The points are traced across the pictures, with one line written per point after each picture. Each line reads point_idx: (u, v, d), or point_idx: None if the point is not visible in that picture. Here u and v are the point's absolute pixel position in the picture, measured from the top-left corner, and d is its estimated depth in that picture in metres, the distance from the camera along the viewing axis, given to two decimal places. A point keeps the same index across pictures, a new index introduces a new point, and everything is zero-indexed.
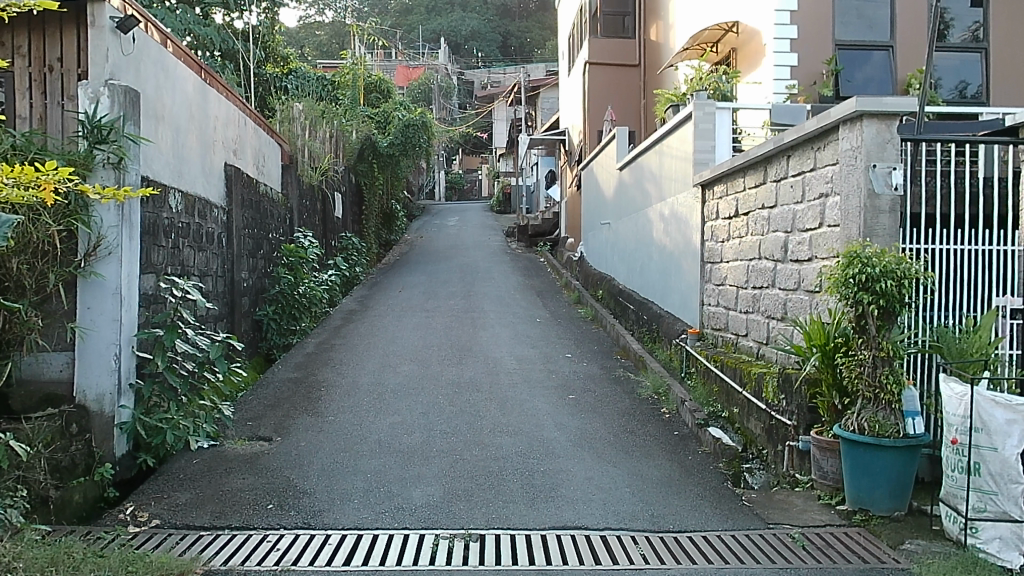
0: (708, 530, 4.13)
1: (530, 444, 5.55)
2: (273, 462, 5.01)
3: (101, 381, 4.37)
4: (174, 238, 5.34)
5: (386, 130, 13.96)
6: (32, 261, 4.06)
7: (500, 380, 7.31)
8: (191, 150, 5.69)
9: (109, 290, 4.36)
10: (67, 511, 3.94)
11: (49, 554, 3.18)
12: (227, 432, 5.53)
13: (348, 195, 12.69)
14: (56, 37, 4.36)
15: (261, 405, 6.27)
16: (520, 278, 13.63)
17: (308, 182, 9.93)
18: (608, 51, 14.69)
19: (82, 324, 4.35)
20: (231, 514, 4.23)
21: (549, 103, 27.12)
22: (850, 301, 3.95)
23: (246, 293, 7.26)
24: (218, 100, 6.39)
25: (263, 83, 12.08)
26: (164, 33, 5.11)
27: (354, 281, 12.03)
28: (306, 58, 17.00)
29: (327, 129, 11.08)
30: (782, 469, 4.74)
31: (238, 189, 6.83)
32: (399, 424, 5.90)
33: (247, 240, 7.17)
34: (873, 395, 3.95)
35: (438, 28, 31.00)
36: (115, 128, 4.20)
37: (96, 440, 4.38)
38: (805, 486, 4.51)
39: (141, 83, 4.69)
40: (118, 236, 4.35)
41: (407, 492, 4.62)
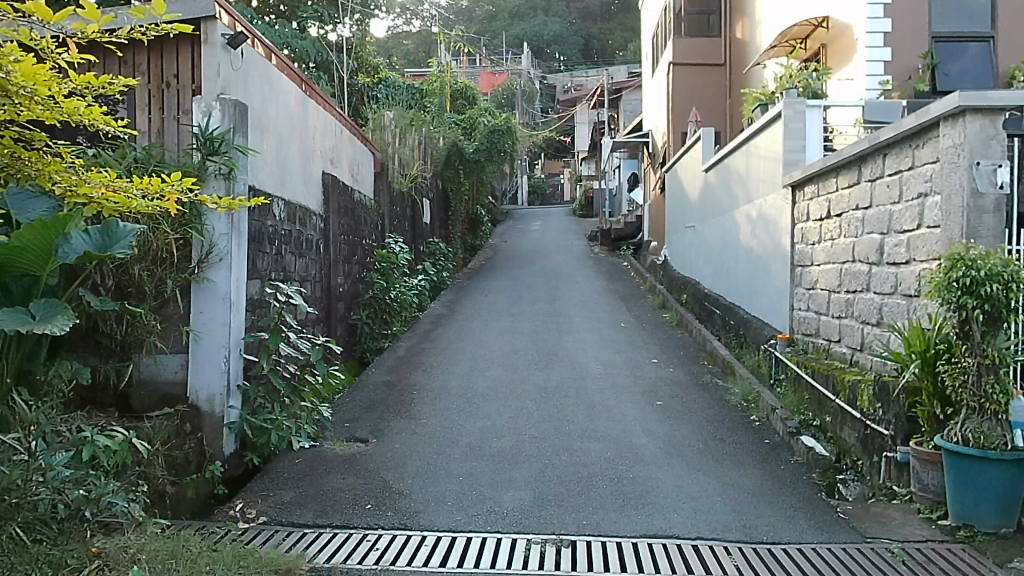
0: (804, 543, 3.98)
1: (619, 450, 5.50)
2: (370, 462, 5.13)
3: (211, 382, 4.54)
4: (277, 245, 5.54)
5: (472, 137, 14.02)
6: (151, 268, 4.26)
7: (587, 385, 7.27)
8: (293, 160, 5.90)
9: (219, 295, 4.54)
10: (181, 506, 4.12)
11: (170, 547, 3.32)
12: (326, 432, 5.68)
13: (436, 202, 12.89)
14: (173, 55, 4.59)
15: (356, 407, 6.42)
16: (604, 283, 13.54)
17: (399, 188, 10.15)
18: (693, 50, 14.43)
19: (195, 327, 4.54)
20: (332, 513, 4.34)
21: (632, 104, 26.89)
22: (952, 306, 3.76)
23: (342, 298, 7.47)
24: (317, 110, 6.61)
25: (356, 93, 12.42)
26: (269, 47, 5.30)
27: (442, 286, 12.19)
28: (394, 67, 17.37)
29: (417, 136, 11.29)
30: (879, 481, 4.55)
31: (335, 197, 7.04)
32: (488, 428, 5.95)
33: (342, 246, 7.37)
34: (977, 405, 3.75)
35: (522, 34, 31.16)
36: (226, 140, 4.40)
37: (207, 438, 4.57)
38: (902, 499, 4.31)
39: (247, 96, 4.89)
40: (228, 243, 4.54)
41: (498, 496, 4.65)
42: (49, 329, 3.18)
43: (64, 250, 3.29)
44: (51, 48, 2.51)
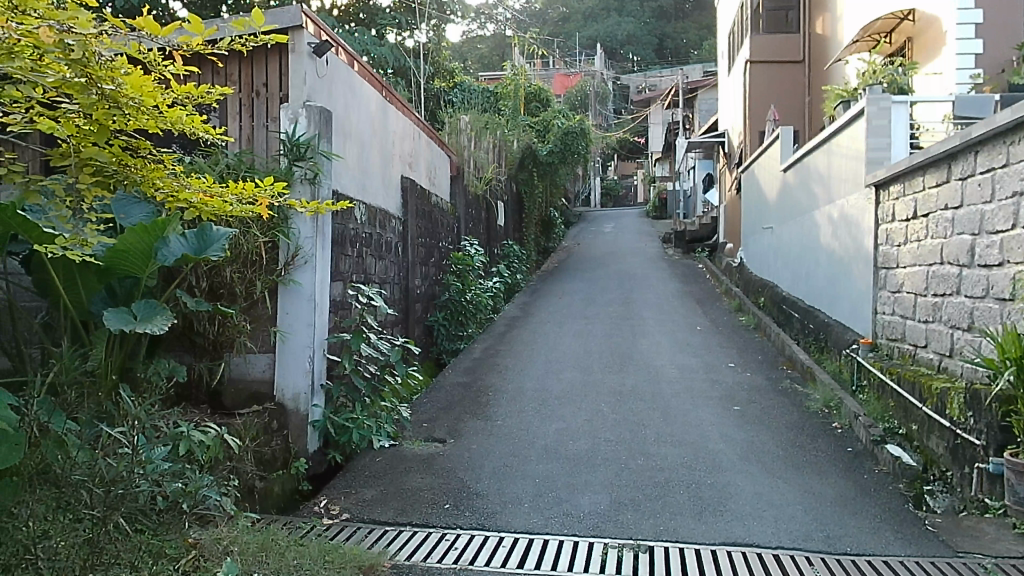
0: (890, 555, 3.84)
1: (696, 455, 5.41)
2: (448, 462, 5.18)
3: (296, 381, 4.66)
4: (358, 248, 5.66)
5: (546, 139, 14.04)
6: (242, 270, 4.44)
7: (663, 389, 7.18)
8: (374, 164, 6.03)
9: (304, 296, 4.66)
10: (269, 501, 4.24)
11: (260, 540, 3.44)
12: (405, 432, 5.77)
13: (510, 204, 12.95)
14: (263, 65, 4.75)
15: (434, 407, 6.50)
16: (678, 285, 13.34)
17: (474, 191, 10.25)
18: (771, 47, 14.11)
19: (282, 327, 4.67)
20: (411, 511, 4.40)
21: (707, 104, 26.38)
22: None
23: (419, 300, 7.58)
24: (397, 116, 6.73)
25: (432, 98, 12.59)
26: (352, 54, 5.41)
27: (516, 288, 12.23)
28: (469, 71, 17.51)
29: (492, 139, 11.37)
30: (970, 493, 4.33)
31: (413, 200, 7.15)
32: (563, 431, 5.93)
33: (420, 248, 7.49)
34: None
35: (595, 35, 31.03)
36: (311, 146, 4.53)
37: (292, 436, 4.67)
38: (996, 513, 4.10)
39: (332, 102, 5.02)
40: (313, 246, 4.66)
41: (575, 498, 4.63)
42: (150, 329, 3.35)
43: (163, 253, 3.44)
44: (157, 61, 2.63)
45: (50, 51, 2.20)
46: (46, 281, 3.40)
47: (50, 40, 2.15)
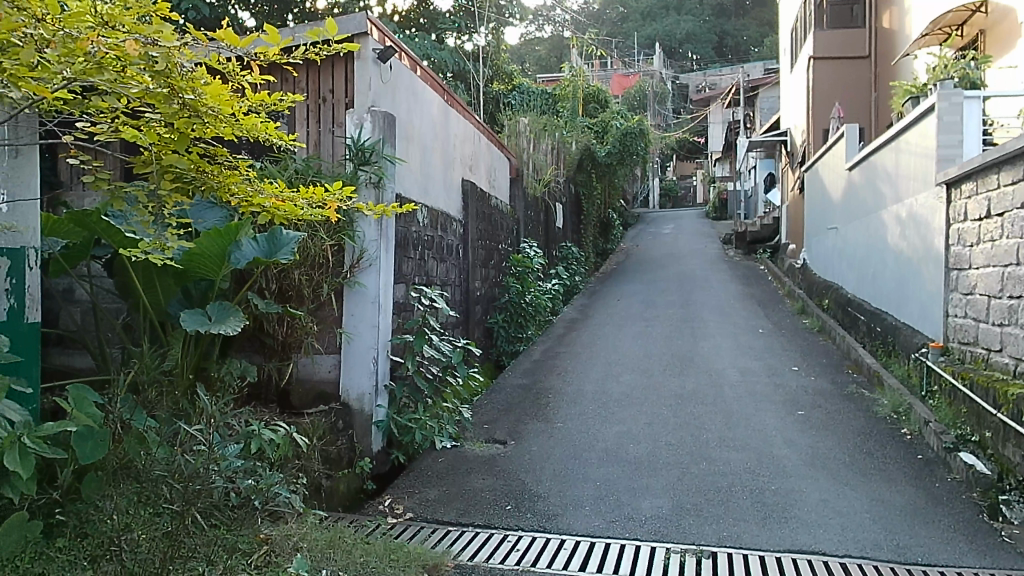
0: (964, 567, 3.70)
1: (759, 460, 5.31)
2: (509, 464, 5.20)
3: (361, 382, 4.73)
4: (420, 250, 5.72)
5: (604, 140, 13.97)
6: (310, 273, 4.53)
7: (725, 392, 7.06)
8: (436, 168, 6.09)
9: (369, 298, 4.72)
10: (335, 499, 4.32)
11: (329, 537, 3.50)
12: (466, 433, 5.81)
13: (568, 206, 12.93)
14: (329, 72, 4.85)
15: (494, 409, 6.53)
16: (740, 287, 13.11)
17: (533, 193, 10.27)
18: (835, 43, 13.75)
19: (347, 329, 4.74)
20: (474, 512, 4.43)
21: (769, 102, 25.84)
22: None
23: (480, 302, 7.64)
24: (458, 119, 6.80)
25: (490, 101, 12.67)
26: (414, 59, 5.48)
27: (574, 289, 12.21)
28: (527, 73, 17.56)
29: (552, 141, 11.36)
30: None
31: (473, 203, 7.20)
32: (624, 434, 5.89)
33: (480, 250, 7.54)
34: None
35: (653, 34, 30.77)
36: (376, 150, 4.60)
37: (357, 435, 4.76)
38: None
39: (395, 107, 5.10)
40: (377, 249, 4.73)
41: (636, 502, 4.59)
42: (224, 330, 3.45)
43: (236, 256, 3.53)
44: (235, 70, 2.71)
45: (135, 63, 2.28)
46: (128, 284, 3.54)
47: (136, 52, 2.24)
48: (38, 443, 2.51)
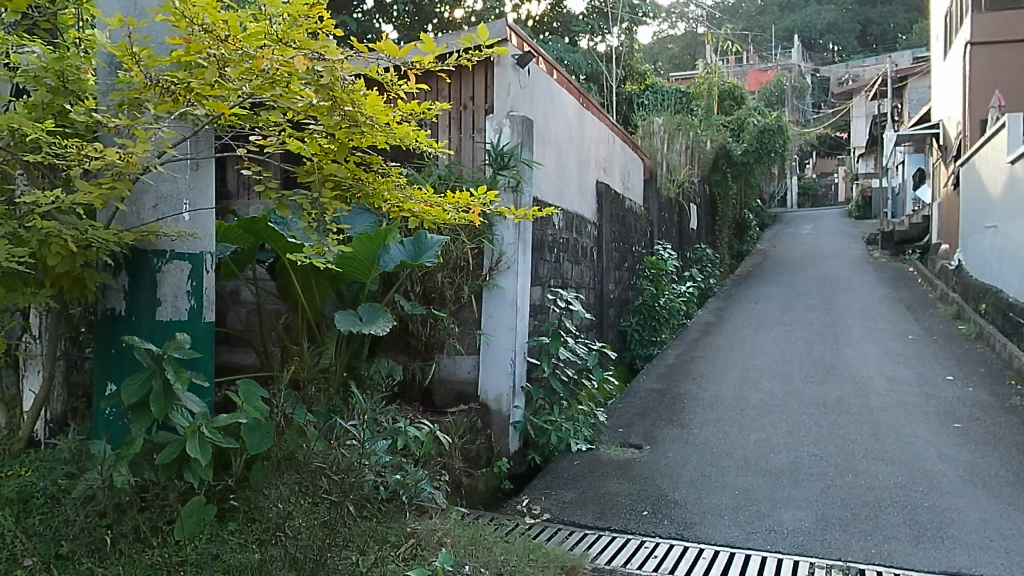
0: None
1: (912, 475, 4.98)
2: (645, 469, 5.13)
3: (499, 382, 4.78)
4: (556, 253, 5.75)
5: (741, 138, 13.54)
6: (452, 275, 4.65)
7: (872, 401, 6.68)
8: (571, 171, 6.11)
9: (507, 300, 4.78)
10: (475, 497, 4.41)
11: (471, 534, 3.56)
12: (601, 436, 5.78)
13: (703, 206, 12.65)
14: (469, 80, 4.98)
15: (630, 413, 6.47)
16: (887, 290, 12.35)
17: (667, 195, 10.12)
18: (997, 26, 12.70)
19: (485, 330, 4.80)
20: (611, 516, 4.41)
21: (919, 92, 24.22)
22: None
23: (613, 304, 7.59)
24: (593, 122, 6.79)
25: (623, 102, 12.57)
26: (552, 63, 5.51)
27: (710, 292, 11.90)
28: (661, 72, 17.31)
29: (687, 140, 11.11)
30: None
31: (608, 206, 7.18)
32: (763, 442, 5.68)
33: (615, 253, 7.50)
34: None
35: (792, 26, 29.56)
36: (515, 154, 4.67)
37: (495, 435, 4.83)
38: None
39: (533, 112, 5.15)
40: (515, 252, 4.80)
41: (778, 514, 4.42)
42: (373, 330, 3.60)
43: (385, 260, 3.70)
44: (392, 80, 2.82)
45: (302, 77, 2.45)
46: (288, 286, 3.76)
47: (304, 67, 2.41)
48: (214, 433, 2.70)
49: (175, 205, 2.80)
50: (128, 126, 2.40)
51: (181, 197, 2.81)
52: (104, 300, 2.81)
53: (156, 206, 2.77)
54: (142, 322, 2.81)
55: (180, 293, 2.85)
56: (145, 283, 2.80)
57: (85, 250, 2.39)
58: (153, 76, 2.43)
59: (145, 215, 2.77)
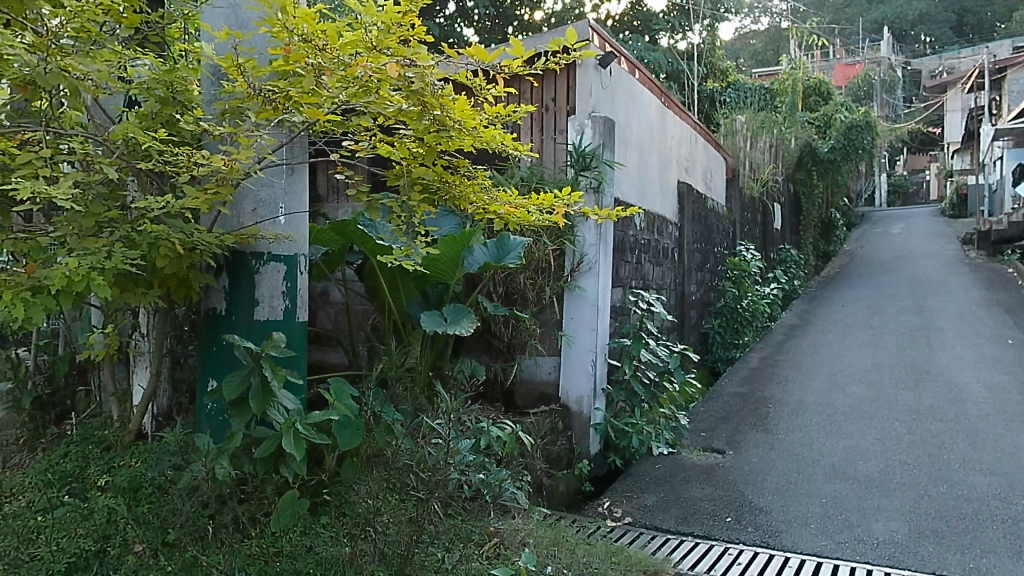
0: None
1: (1014, 487, 4.72)
2: (729, 474, 5.03)
3: (579, 384, 4.78)
4: (637, 254, 5.70)
5: (827, 135, 12.91)
6: (534, 277, 4.66)
7: (968, 408, 6.37)
8: (653, 171, 6.05)
9: (588, 302, 4.77)
10: (556, 498, 4.42)
11: (553, 535, 3.56)
12: (683, 440, 5.69)
13: (787, 206, 12.35)
14: (551, 82, 4.98)
15: (711, 417, 6.37)
16: (985, 292, 11.74)
17: (750, 194, 9.91)
18: None
19: (567, 332, 4.80)
20: (694, 521, 4.34)
21: (1019, 84, 22.97)
22: None
23: (695, 306, 7.47)
24: (674, 121, 6.71)
25: (704, 100, 12.36)
26: (634, 63, 5.48)
27: (794, 294, 11.57)
28: (743, 69, 16.96)
29: (771, 138, 10.82)
30: None
31: (689, 206, 7.07)
32: (852, 449, 5.49)
33: (696, 254, 7.38)
34: None
35: (881, 17, 28.46)
36: (596, 155, 4.65)
37: (576, 437, 4.82)
38: None
39: (614, 112, 5.12)
40: (597, 253, 4.77)
41: (868, 524, 4.26)
42: (458, 331, 3.66)
43: (468, 261, 3.74)
44: (481, 84, 2.86)
45: (394, 82, 2.51)
46: (375, 287, 3.84)
47: (396, 73, 2.47)
48: (308, 429, 2.80)
49: (272, 209, 2.91)
50: (231, 133, 2.51)
51: (277, 201, 2.92)
52: (206, 300, 2.94)
53: (254, 210, 2.89)
54: (241, 321, 2.93)
55: (276, 293, 2.96)
56: (244, 283, 2.91)
57: (191, 252, 2.51)
58: (255, 85, 2.53)
59: (245, 219, 2.89)
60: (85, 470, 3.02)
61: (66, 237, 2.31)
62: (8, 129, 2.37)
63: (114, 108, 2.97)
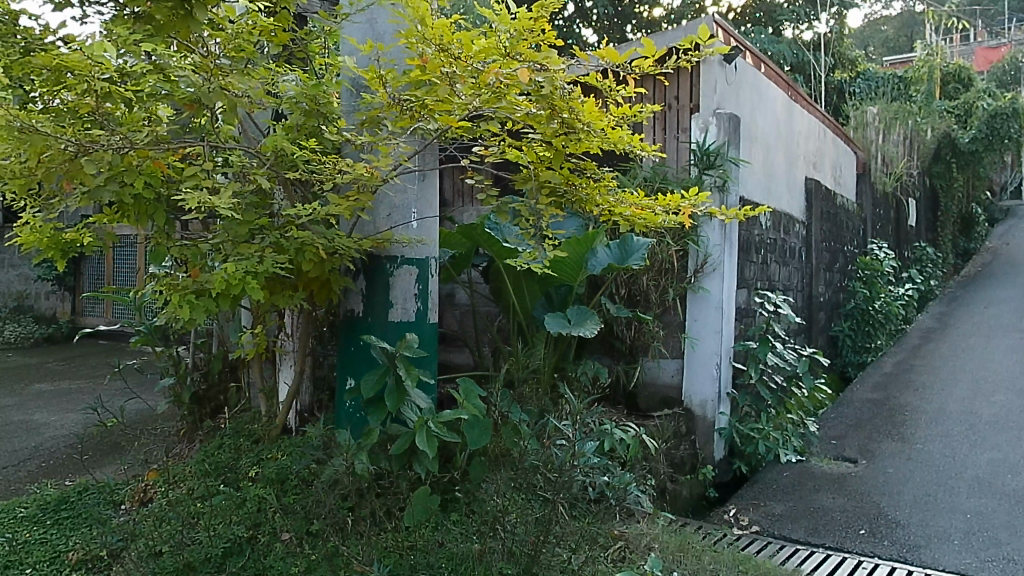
0: None
1: None
2: (862, 484, 4.78)
3: (703, 387, 4.68)
4: (763, 254, 5.51)
5: (968, 125, 11.96)
6: (657, 278, 4.60)
7: None
8: (779, 167, 5.84)
9: (712, 303, 4.66)
10: (679, 503, 4.36)
11: (678, 540, 3.48)
12: (812, 447, 5.46)
13: (922, 201, 11.64)
14: (673, 80, 4.84)
15: (842, 424, 6.08)
16: None
17: (882, 189, 9.41)
18: None
19: (690, 334, 4.70)
20: (825, 533, 4.15)
21: None
22: None
23: (823, 308, 7.16)
24: (802, 115, 6.46)
25: (832, 92, 11.84)
26: (759, 57, 5.31)
27: (931, 295, 10.88)
28: (874, 57, 16.11)
29: (907, 129, 10.22)
30: None
31: (817, 203, 6.78)
32: (1000, 462, 5.10)
33: (825, 253, 7.07)
34: None
35: None
36: (721, 153, 4.54)
37: (699, 441, 4.73)
38: None
39: (740, 109, 4.98)
40: (722, 253, 4.64)
41: (1019, 543, 3.95)
42: (581, 332, 3.66)
43: (592, 263, 3.78)
44: (611, 85, 2.86)
45: (524, 88, 2.55)
46: (502, 288, 3.91)
47: (526, 79, 2.50)
48: (440, 427, 2.87)
49: (404, 214, 3.02)
50: (371, 142, 2.64)
51: (409, 207, 3.03)
52: (344, 302, 3.08)
53: (389, 215, 3.01)
54: (376, 322, 3.04)
55: (409, 296, 3.07)
56: (379, 286, 3.03)
57: (331, 256, 2.64)
58: (394, 96, 2.64)
59: (381, 224, 3.01)
60: (237, 461, 3.23)
61: (222, 244, 2.48)
62: (175, 144, 2.57)
63: (263, 121, 3.17)
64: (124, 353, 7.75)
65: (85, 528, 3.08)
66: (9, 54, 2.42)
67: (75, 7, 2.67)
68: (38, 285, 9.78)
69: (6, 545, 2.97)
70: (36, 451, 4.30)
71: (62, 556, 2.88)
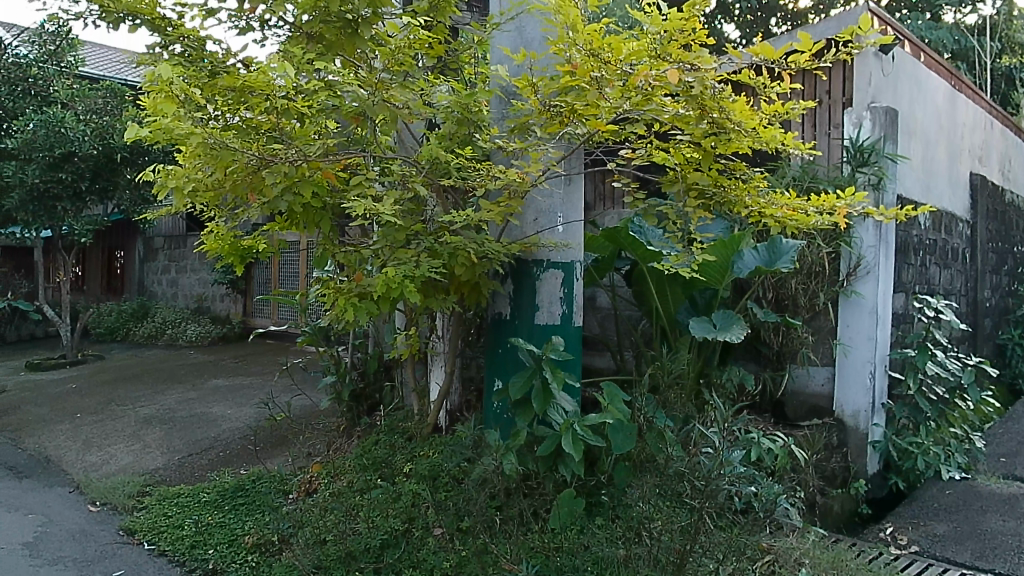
0: None
1: None
2: None
3: (856, 398, 4.42)
4: (922, 256, 5.17)
5: None
6: (806, 282, 4.41)
7: None
8: (940, 163, 5.46)
9: (866, 308, 4.40)
10: (830, 518, 4.16)
11: (829, 556, 3.31)
12: (980, 465, 5.05)
13: None
14: (826, 74, 4.64)
15: (1014, 440, 5.59)
16: None
17: None
18: None
19: (842, 340, 4.47)
20: (995, 558, 3.81)
21: None
22: None
23: (991, 314, 6.62)
24: (966, 105, 6.02)
25: (1001, 79, 10.95)
26: (919, 46, 5.00)
27: None
28: None
29: None
30: None
31: (984, 200, 6.28)
32: None
33: (992, 255, 6.55)
34: None
35: None
36: (876, 149, 4.30)
37: (851, 454, 4.46)
38: None
39: (898, 101, 4.70)
40: (876, 255, 4.38)
41: None
42: (728, 337, 3.56)
43: (739, 266, 3.64)
44: (763, 82, 2.78)
45: (673, 88, 2.53)
46: (644, 292, 3.87)
47: (677, 80, 2.48)
48: (585, 430, 2.89)
49: (551, 219, 3.07)
50: (521, 147, 2.70)
51: (555, 211, 3.07)
52: (493, 305, 3.17)
53: (536, 220, 3.07)
54: (523, 324, 3.11)
55: (555, 299, 3.10)
56: (527, 289, 3.10)
57: (482, 260, 2.72)
58: (545, 102, 2.70)
59: (528, 229, 3.07)
60: (391, 458, 3.37)
61: (381, 250, 2.60)
62: (341, 155, 2.73)
63: (420, 132, 3.31)
64: (286, 352, 8.28)
65: (259, 514, 3.31)
66: (199, 78, 2.66)
67: (256, 30, 2.89)
68: (213, 288, 10.57)
69: (191, 528, 3.24)
70: (216, 441, 4.66)
71: (238, 539, 3.10)
